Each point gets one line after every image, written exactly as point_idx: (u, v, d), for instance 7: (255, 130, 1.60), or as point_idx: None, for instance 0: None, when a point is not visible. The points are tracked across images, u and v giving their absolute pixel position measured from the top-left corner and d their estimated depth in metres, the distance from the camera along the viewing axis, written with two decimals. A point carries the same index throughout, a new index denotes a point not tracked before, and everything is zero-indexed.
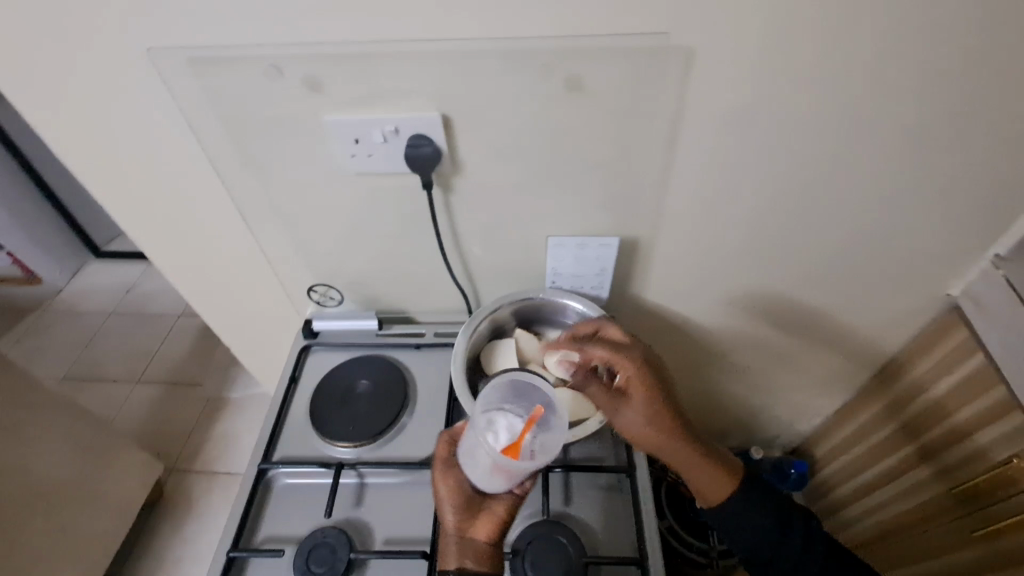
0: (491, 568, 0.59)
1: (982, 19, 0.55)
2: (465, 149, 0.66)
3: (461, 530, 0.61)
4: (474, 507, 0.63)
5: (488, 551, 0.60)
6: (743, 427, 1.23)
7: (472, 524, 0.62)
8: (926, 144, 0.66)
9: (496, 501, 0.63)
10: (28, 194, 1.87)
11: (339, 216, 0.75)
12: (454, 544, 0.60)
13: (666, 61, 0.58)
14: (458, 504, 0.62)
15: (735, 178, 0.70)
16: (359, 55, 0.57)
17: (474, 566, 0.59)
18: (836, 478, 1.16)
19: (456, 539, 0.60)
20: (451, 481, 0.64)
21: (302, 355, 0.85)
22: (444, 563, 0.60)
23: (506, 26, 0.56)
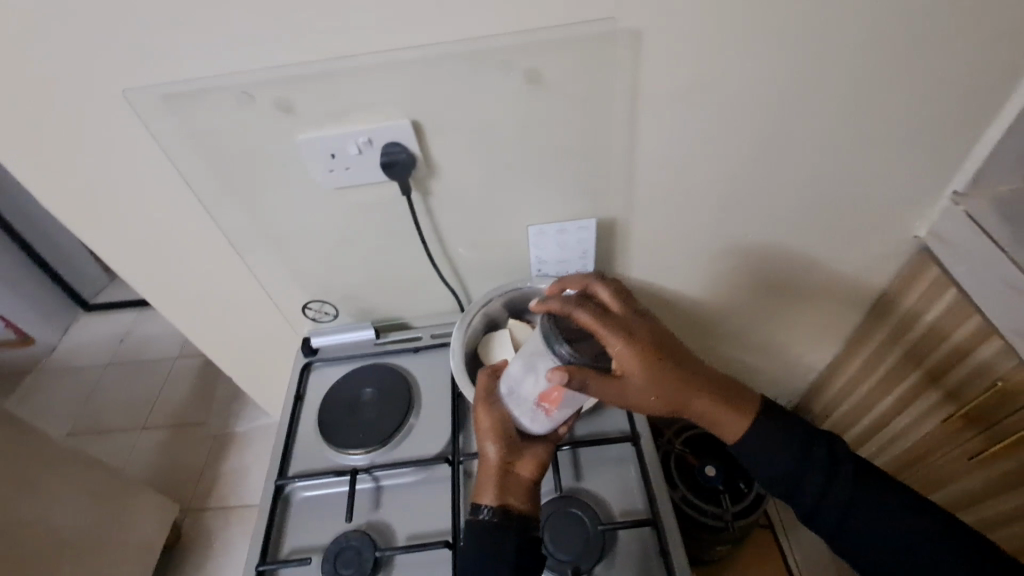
0: (532, 508, 0.63)
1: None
2: (438, 152, 0.69)
3: (505, 466, 0.63)
4: (517, 446, 0.65)
5: (529, 487, 0.63)
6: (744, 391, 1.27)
7: (515, 460, 0.64)
8: (872, 94, 0.70)
9: (536, 444, 0.66)
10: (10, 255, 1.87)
11: (323, 231, 0.77)
12: (495, 479, 0.62)
13: (617, 45, 0.61)
14: (503, 440, 0.64)
15: (698, 149, 0.73)
16: (326, 74, 0.60)
17: (517, 503, 0.61)
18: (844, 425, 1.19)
19: (500, 473, 0.62)
20: (495, 416, 0.65)
21: (304, 373, 0.87)
22: (484, 495, 0.61)
23: (460, 31, 0.59)
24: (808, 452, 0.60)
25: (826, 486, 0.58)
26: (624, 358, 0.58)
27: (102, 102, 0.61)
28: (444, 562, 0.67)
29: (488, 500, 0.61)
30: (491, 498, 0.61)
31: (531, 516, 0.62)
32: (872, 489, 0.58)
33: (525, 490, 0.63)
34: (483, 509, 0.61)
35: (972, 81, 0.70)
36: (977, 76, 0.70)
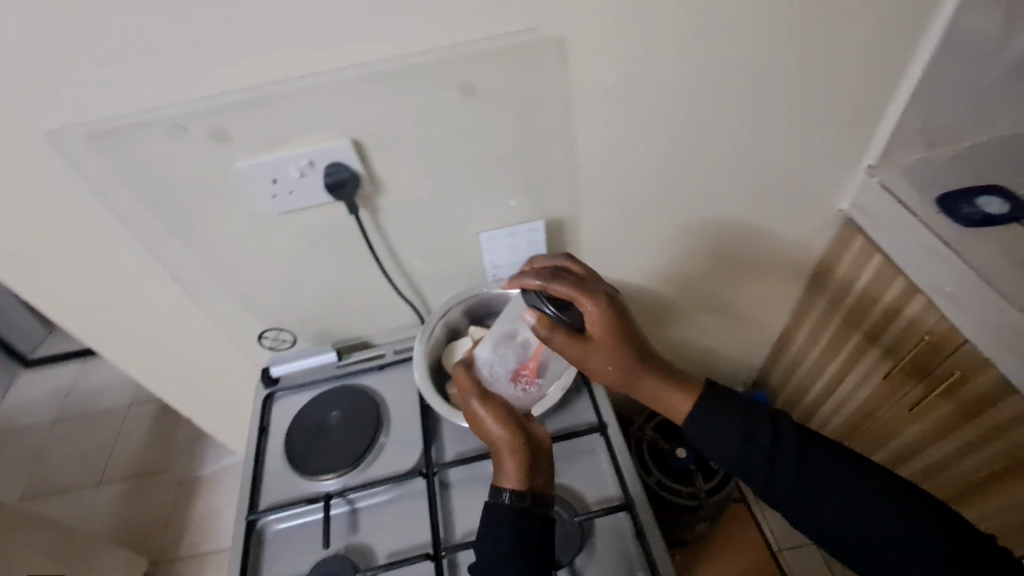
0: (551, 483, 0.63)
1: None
2: (381, 168, 0.69)
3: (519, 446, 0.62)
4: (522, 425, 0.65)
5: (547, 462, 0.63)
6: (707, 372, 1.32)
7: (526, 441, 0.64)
8: (784, 82, 0.75)
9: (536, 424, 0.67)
10: None
11: (273, 258, 0.76)
12: (515, 461, 0.61)
13: (544, 53, 0.64)
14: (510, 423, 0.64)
15: (632, 145, 0.76)
16: (258, 100, 0.60)
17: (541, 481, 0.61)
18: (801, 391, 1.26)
19: (518, 453, 0.61)
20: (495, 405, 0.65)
21: (267, 404, 0.85)
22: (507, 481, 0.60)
23: (392, 49, 0.60)
24: (761, 426, 0.63)
25: (779, 452, 0.61)
26: (594, 321, 0.65)
27: (23, 146, 0.59)
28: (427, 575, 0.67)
29: (512, 483, 0.60)
30: (514, 482, 0.60)
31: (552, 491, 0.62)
32: (822, 450, 0.61)
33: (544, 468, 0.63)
34: (506, 493, 0.59)
35: (869, 65, 0.77)
36: (873, 60, 0.77)
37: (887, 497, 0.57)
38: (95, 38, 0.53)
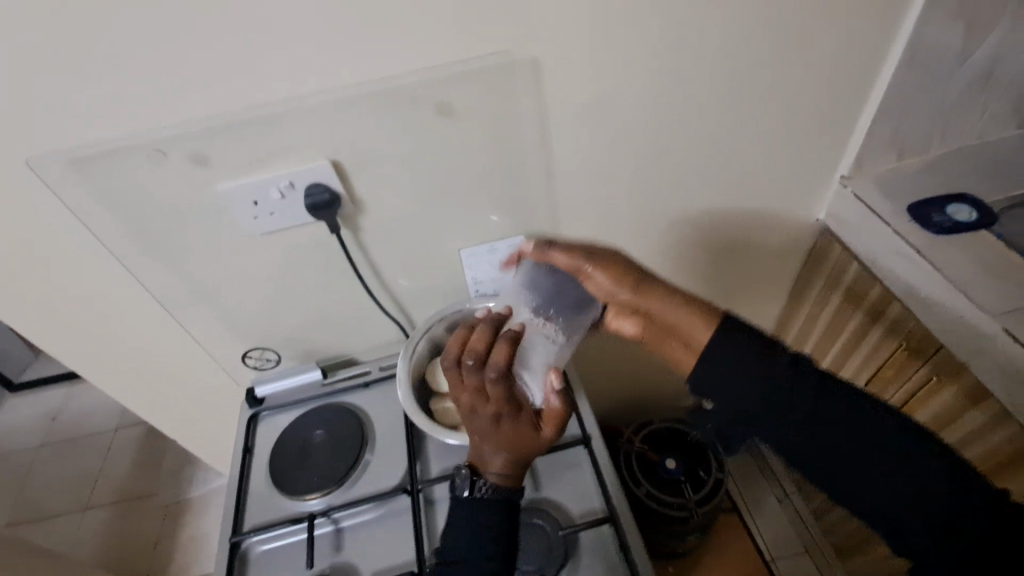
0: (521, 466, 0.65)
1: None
2: (361, 188, 0.70)
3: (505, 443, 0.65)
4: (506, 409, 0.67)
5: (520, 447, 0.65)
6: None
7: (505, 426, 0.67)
8: (755, 98, 0.78)
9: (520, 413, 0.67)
10: None
11: (256, 278, 0.76)
12: (498, 456, 0.65)
13: (518, 74, 0.65)
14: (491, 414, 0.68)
15: (609, 161, 0.78)
16: (238, 124, 0.61)
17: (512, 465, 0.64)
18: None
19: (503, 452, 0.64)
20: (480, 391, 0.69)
21: (251, 424, 0.85)
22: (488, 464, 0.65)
23: (369, 73, 0.61)
24: None
25: None
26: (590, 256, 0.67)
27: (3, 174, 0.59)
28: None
29: (493, 477, 0.64)
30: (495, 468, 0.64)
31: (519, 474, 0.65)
32: None
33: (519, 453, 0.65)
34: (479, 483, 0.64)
35: (836, 80, 0.80)
36: (840, 74, 0.79)
37: (927, 492, 0.46)
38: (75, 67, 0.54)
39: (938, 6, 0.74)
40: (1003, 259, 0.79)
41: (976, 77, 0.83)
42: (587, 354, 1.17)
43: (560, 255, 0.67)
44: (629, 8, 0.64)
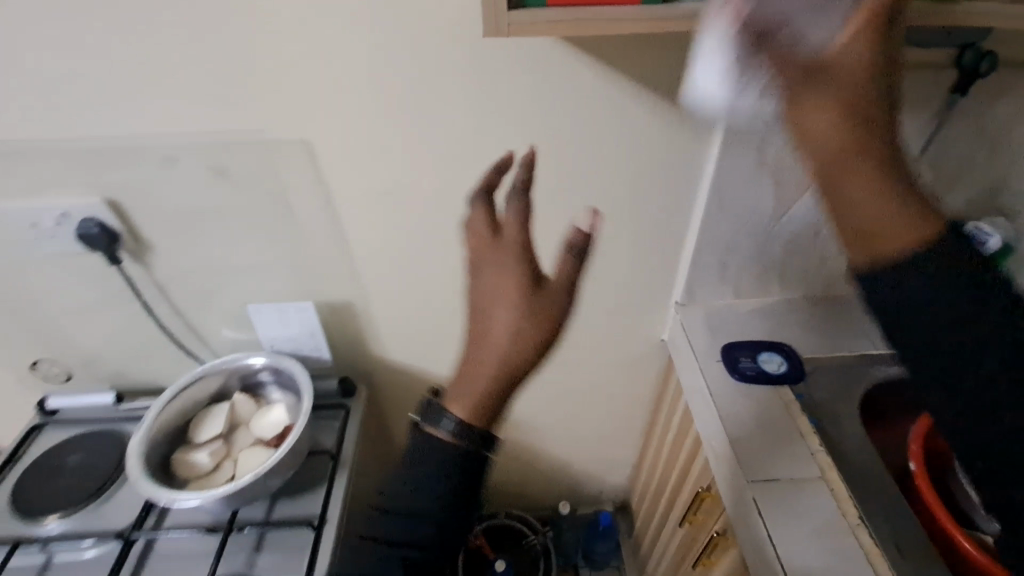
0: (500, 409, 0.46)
1: (530, 111, 0.68)
2: (142, 227, 0.73)
3: (503, 372, 0.44)
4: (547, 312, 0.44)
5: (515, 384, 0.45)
6: (564, 480, 1.31)
7: (528, 342, 0.43)
8: (558, 208, 0.77)
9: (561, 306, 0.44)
10: None
11: (46, 294, 0.79)
12: (489, 382, 0.44)
13: (289, 152, 0.68)
14: (521, 318, 0.43)
15: (407, 245, 0.79)
16: (8, 153, 0.65)
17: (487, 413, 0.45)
18: (649, 518, 1.22)
19: (494, 381, 0.44)
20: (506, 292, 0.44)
21: (31, 434, 0.85)
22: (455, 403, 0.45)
23: (134, 129, 0.64)
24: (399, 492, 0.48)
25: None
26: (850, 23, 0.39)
27: None
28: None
29: (461, 411, 0.45)
30: (462, 411, 0.45)
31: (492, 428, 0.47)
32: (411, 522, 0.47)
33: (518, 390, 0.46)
34: (446, 420, 0.45)
35: (647, 207, 0.79)
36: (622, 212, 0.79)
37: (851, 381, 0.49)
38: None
39: (738, 162, 0.74)
40: (785, 424, 0.76)
41: (803, 230, 0.82)
42: None
43: (777, 51, 0.40)
44: (390, 109, 0.66)
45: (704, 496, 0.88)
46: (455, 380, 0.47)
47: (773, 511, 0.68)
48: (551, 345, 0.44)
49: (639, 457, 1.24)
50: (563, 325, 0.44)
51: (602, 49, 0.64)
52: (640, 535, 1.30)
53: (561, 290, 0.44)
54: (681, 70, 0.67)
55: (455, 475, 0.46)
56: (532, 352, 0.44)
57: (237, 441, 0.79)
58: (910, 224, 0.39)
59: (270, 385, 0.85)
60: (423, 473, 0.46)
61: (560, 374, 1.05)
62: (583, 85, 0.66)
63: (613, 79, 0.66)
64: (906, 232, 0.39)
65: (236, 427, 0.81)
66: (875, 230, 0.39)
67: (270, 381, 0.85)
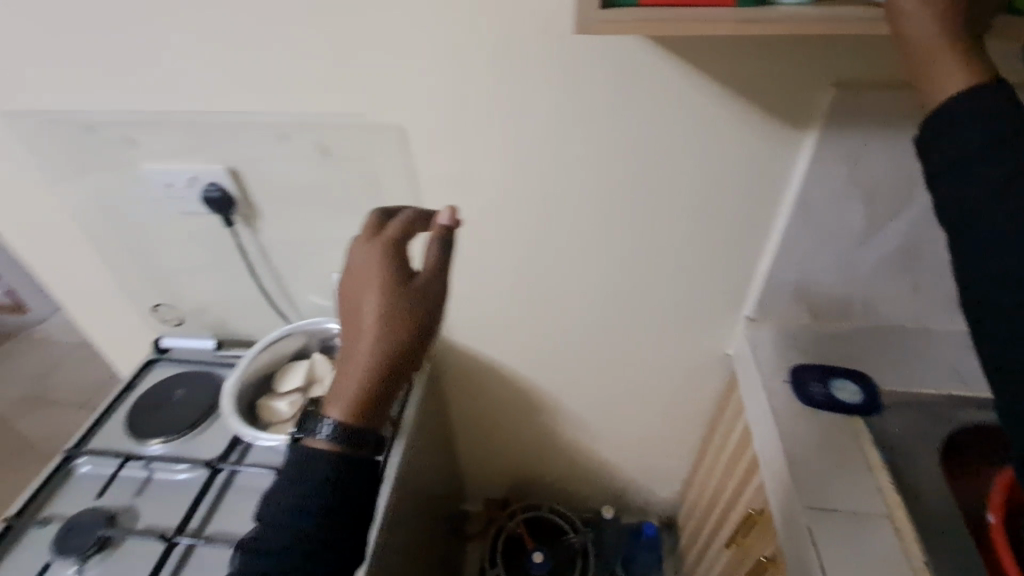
0: (376, 402, 0.54)
1: (612, 110, 0.69)
2: (254, 194, 0.82)
3: (376, 355, 0.53)
4: (403, 312, 0.53)
5: (386, 378, 0.54)
6: (609, 484, 1.30)
7: (388, 338, 0.53)
8: (632, 207, 0.78)
9: (417, 305, 0.54)
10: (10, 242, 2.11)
11: (170, 247, 0.90)
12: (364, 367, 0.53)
13: (385, 136, 0.74)
14: (381, 318, 0.53)
15: (482, 231, 0.83)
16: (154, 121, 0.75)
17: (365, 405, 0.54)
18: (694, 535, 1.18)
19: (370, 369, 0.53)
20: (370, 299, 0.54)
21: (145, 368, 0.98)
22: (332, 401, 0.54)
23: (257, 107, 0.73)
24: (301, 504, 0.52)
25: None
26: None
27: None
28: (143, 554, 0.74)
29: (336, 412, 0.53)
30: (338, 410, 0.54)
31: (370, 422, 0.55)
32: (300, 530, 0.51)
33: (391, 382, 0.55)
34: (323, 425, 0.53)
35: (724, 214, 0.78)
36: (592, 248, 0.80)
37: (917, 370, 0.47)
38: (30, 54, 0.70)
39: (828, 176, 0.71)
40: (852, 453, 0.72)
41: (895, 253, 0.77)
42: (479, 416, 1.17)
43: None
44: (481, 101, 0.70)
45: (755, 518, 0.85)
46: (338, 381, 0.55)
47: (830, 542, 0.64)
48: (421, 325, 0.54)
49: (690, 473, 1.21)
50: (429, 311, 0.55)
51: (691, 51, 0.64)
52: (683, 553, 1.26)
53: (422, 288, 0.55)
54: (773, 75, 0.65)
55: (336, 482, 0.52)
56: (400, 335, 0.53)
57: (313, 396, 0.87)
58: (958, 70, 0.42)
59: None
60: (304, 482, 0.52)
61: (617, 377, 1.04)
62: (668, 86, 0.67)
63: (700, 81, 0.66)
64: (953, 74, 0.42)
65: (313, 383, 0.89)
66: (923, 69, 0.43)
67: None
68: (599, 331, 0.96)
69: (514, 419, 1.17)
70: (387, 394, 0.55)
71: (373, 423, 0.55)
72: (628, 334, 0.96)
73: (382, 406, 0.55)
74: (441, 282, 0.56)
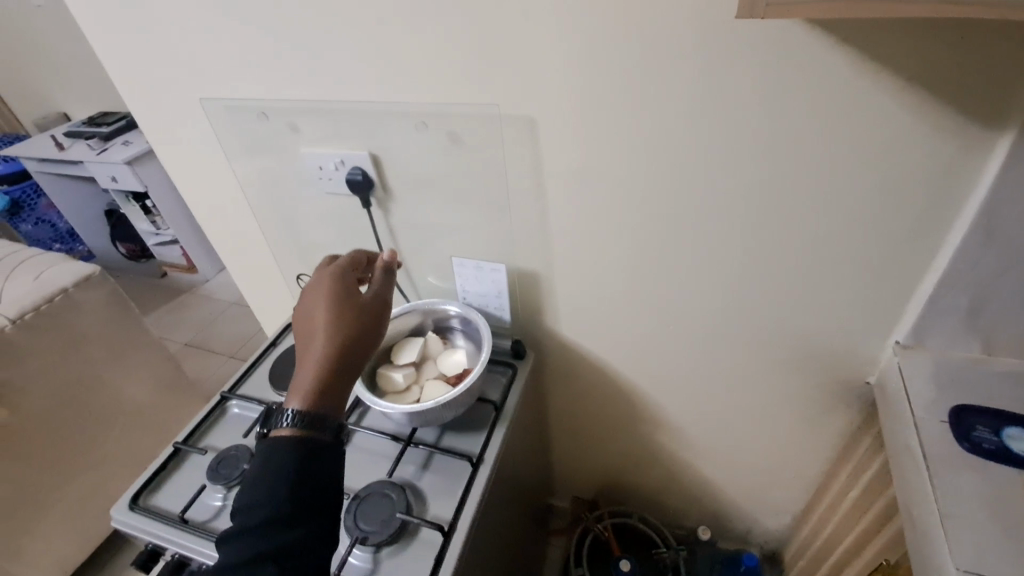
0: (335, 392, 0.61)
1: (760, 104, 0.64)
2: (391, 179, 0.89)
3: (332, 343, 0.62)
4: (352, 314, 0.66)
5: (343, 370, 0.62)
6: (709, 505, 1.22)
7: (342, 332, 0.63)
8: (769, 210, 0.72)
9: (364, 311, 0.67)
10: (186, 213, 2.50)
11: (315, 223, 1.00)
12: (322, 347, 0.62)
13: (515, 127, 0.76)
14: (334, 319, 0.64)
15: (602, 226, 0.82)
16: (313, 109, 0.83)
17: (324, 394, 0.60)
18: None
19: (326, 352, 0.61)
20: (323, 308, 0.65)
21: (287, 328, 1.11)
22: (292, 394, 0.59)
23: (402, 98, 0.78)
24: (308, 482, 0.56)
25: None
26: None
27: (188, 110, 0.91)
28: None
29: (299, 401, 0.58)
30: (299, 401, 0.58)
31: (333, 412, 0.60)
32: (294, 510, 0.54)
33: (347, 374, 0.63)
34: (285, 414, 0.58)
35: (881, 223, 0.69)
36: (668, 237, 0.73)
37: None
38: (227, 49, 0.81)
39: None
40: None
41: None
42: (578, 413, 1.16)
43: None
44: (615, 93, 0.68)
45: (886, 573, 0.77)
46: (294, 379, 0.61)
47: None
48: (368, 324, 0.66)
49: (803, 509, 1.10)
50: (373, 316, 0.68)
51: (866, 39, 0.57)
52: None
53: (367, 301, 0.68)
54: (968, 66, 0.56)
55: (308, 468, 0.56)
56: (353, 328, 0.65)
57: (424, 372, 0.91)
58: None
59: (457, 332, 0.97)
60: (306, 461, 0.56)
61: (730, 392, 0.98)
62: (831, 78, 0.60)
63: (872, 73, 0.59)
64: None
65: (426, 360, 0.93)
66: None
67: (458, 328, 0.97)
68: (715, 340, 0.91)
69: (613, 422, 1.14)
70: (344, 386, 0.62)
71: (333, 415, 0.60)
72: (748, 346, 0.89)
73: (342, 396, 0.62)
74: (381, 297, 0.71)
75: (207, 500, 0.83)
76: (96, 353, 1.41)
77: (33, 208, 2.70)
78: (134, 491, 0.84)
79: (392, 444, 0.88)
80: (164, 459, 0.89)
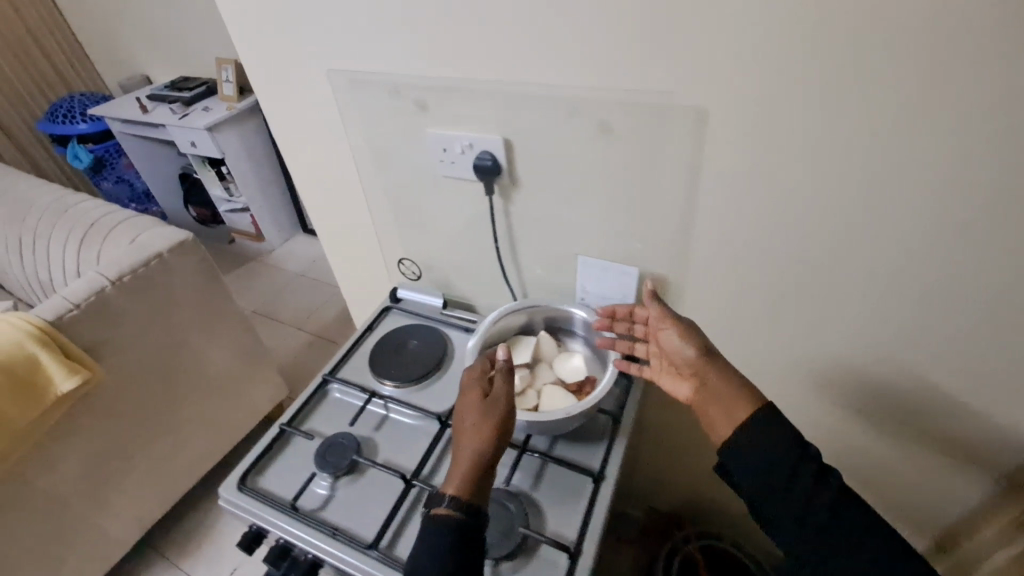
0: (483, 483, 0.62)
1: (1009, 108, 0.54)
2: (520, 166, 0.82)
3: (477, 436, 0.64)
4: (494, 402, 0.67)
5: (488, 461, 0.63)
6: None
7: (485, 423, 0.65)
8: (971, 235, 0.63)
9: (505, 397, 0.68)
10: (259, 181, 2.53)
11: (426, 207, 0.96)
12: (472, 429, 0.64)
13: (678, 118, 0.68)
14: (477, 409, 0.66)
15: (757, 235, 0.74)
16: (449, 87, 0.78)
17: (471, 485, 0.61)
18: None
19: (472, 445, 0.63)
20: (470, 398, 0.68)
21: (383, 312, 1.07)
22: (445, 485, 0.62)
23: (553, 78, 0.71)
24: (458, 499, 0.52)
25: None
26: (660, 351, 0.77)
27: (313, 80, 0.87)
28: (383, 487, 0.81)
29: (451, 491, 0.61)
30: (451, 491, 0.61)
31: (480, 502, 0.61)
32: None
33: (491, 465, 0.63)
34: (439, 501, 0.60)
35: None
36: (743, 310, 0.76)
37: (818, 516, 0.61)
38: (365, 18, 0.76)
39: None
40: None
41: None
42: (676, 426, 1.09)
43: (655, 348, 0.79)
44: (811, 87, 0.60)
45: None
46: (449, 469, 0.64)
47: None
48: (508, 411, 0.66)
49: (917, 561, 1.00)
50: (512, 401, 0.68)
51: None
52: None
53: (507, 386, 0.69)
54: None
55: None
56: (495, 418, 0.65)
57: (539, 375, 0.86)
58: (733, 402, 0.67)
59: (572, 334, 0.91)
60: None
61: (862, 425, 0.88)
62: None
63: None
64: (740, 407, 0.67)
65: (539, 361, 0.88)
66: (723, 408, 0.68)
67: (574, 331, 0.91)
68: (859, 369, 0.82)
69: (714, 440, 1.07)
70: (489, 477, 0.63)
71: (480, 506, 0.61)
72: (898, 380, 0.80)
73: (487, 486, 0.62)
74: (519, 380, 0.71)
75: (315, 488, 0.81)
76: (183, 319, 1.42)
77: (114, 167, 2.78)
78: (242, 471, 0.83)
79: (504, 449, 0.83)
80: (270, 439, 0.87)
